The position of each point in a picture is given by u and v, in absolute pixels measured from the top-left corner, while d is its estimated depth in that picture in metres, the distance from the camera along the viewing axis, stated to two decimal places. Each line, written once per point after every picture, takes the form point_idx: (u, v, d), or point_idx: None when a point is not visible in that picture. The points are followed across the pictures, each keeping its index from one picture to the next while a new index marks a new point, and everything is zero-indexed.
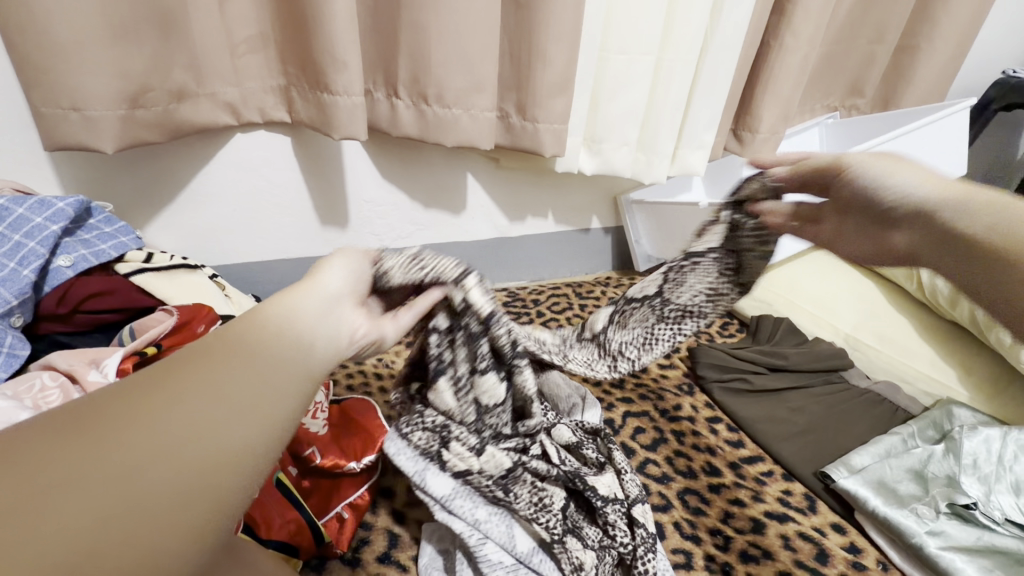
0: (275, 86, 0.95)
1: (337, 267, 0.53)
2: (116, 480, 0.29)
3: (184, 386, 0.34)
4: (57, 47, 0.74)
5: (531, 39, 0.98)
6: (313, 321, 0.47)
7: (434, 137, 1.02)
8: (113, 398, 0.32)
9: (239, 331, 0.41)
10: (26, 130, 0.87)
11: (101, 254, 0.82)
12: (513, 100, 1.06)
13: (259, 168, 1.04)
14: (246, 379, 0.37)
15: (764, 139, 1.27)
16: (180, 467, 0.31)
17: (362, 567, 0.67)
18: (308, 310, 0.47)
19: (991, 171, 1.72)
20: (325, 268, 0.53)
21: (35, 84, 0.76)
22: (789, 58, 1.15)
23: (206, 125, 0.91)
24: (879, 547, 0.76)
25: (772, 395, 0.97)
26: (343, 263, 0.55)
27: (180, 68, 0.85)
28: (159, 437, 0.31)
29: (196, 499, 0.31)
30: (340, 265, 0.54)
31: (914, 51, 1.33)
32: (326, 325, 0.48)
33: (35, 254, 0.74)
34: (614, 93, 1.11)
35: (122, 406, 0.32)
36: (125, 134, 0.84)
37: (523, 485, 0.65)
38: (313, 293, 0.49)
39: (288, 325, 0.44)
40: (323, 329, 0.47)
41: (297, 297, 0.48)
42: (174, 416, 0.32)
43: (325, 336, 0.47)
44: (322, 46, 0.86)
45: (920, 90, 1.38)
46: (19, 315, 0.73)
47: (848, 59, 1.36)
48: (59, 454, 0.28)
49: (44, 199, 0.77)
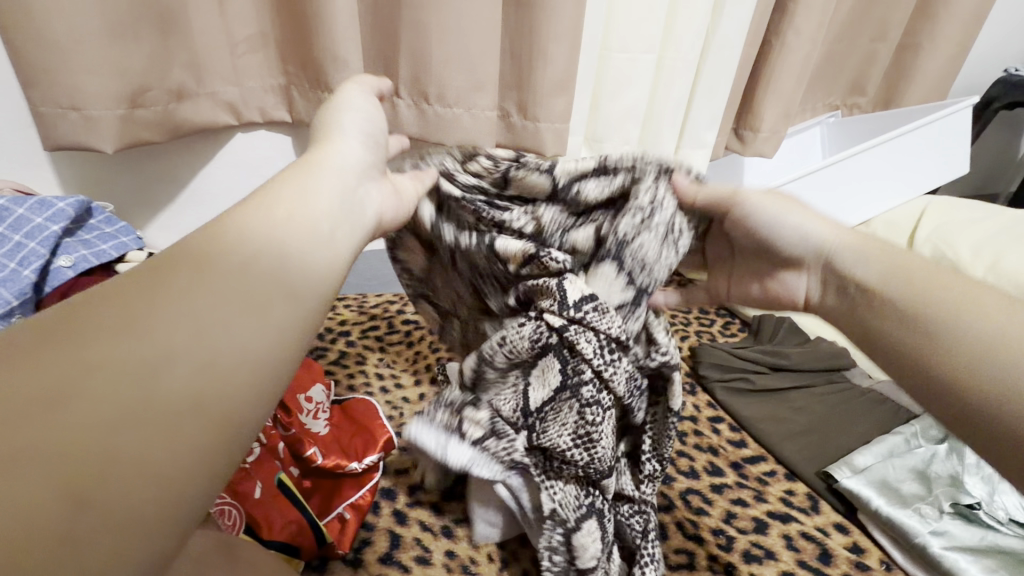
0: (275, 85, 0.95)
1: (342, 126, 0.51)
2: (90, 426, 0.28)
3: (165, 307, 0.33)
4: (57, 47, 0.74)
5: (531, 37, 0.97)
6: (318, 202, 0.43)
7: (435, 136, 1.02)
8: (92, 314, 0.31)
9: (234, 233, 0.38)
10: (26, 130, 0.86)
11: (102, 255, 0.81)
12: (514, 99, 1.05)
13: (259, 167, 1.04)
14: (229, 290, 0.35)
15: (765, 138, 1.27)
16: (128, 407, 0.29)
17: (364, 568, 0.67)
18: (328, 177, 0.46)
19: (994, 169, 1.72)
20: (340, 128, 0.52)
21: (34, 84, 0.76)
22: (790, 57, 1.15)
23: (206, 125, 0.90)
24: (882, 547, 0.75)
25: (775, 395, 0.97)
26: (347, 111, 0.53)
27: (180, 67, 0.85)
28: (129, 352, 0.31)
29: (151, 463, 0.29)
30: (349, 133, 0.51)
31: (915, 50, 1.32)
32: (345, 198, 0.47)
33: (35, 254, 0.74)
34: (615, 92, 1.11)
35: (98, 331, 0.31)
36: (125, 134, 0.84)
37: (568, 411, 0.61)
38: (324, 158, 0.48)
39: (277, 223, 0.40)
40: (321, 194, 0.45)
41: (309, 173, 0.46)
42: (137, 343, 0.31)
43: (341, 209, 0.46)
44: (322, 45, 0.85)
45: (922, 89, 1.38)
46: (20, 315, 0.73)
47: (850, 58, 1.35)
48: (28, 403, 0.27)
49: (44, 200, 0.77)
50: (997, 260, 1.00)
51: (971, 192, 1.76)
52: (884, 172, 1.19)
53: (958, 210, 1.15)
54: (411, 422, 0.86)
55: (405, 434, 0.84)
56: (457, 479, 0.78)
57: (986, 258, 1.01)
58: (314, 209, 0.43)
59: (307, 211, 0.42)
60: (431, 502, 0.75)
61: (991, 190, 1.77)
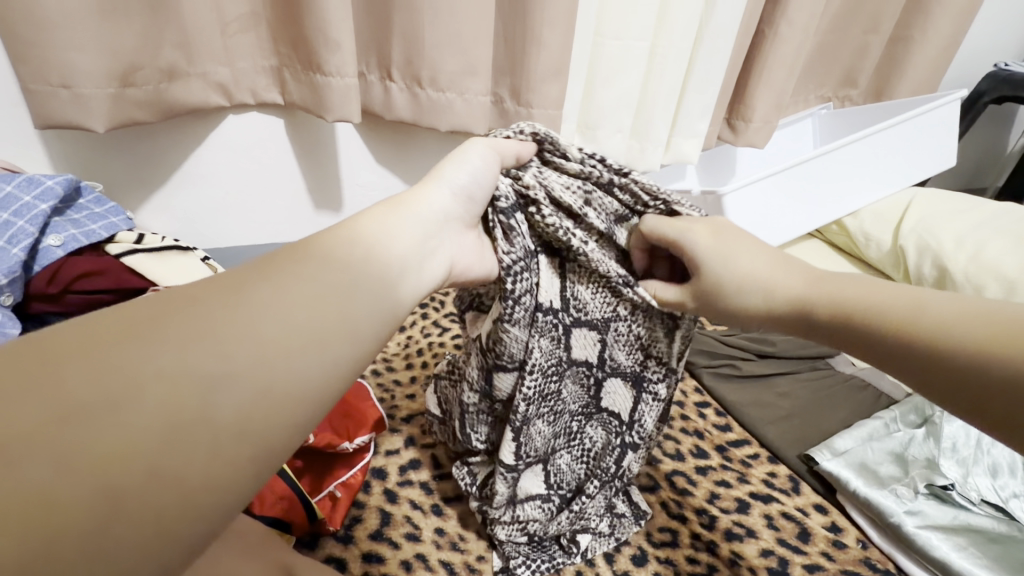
0: (267, 67, 0.94)
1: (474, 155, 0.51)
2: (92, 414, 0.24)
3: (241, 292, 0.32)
4: (46, 23, 0.73)
5: (525, 22, 0.97)
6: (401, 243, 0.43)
7: (428, 121, 1.02)
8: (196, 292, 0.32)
9: None
10: (14, 108, 0.85)
11: (92, 234, 0.81)
12: (507, 85, 1.06)
13: (250, 150, 1.03)
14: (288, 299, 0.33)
15: (757, 128, 1.28)
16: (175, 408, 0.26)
17: (354, 544, 0.68)
18: (433, 198, 0.48)
19: (981, 164, 1.74)
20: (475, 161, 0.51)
21: (24, 61, 0.75)
22: (783, 47, 1.15)
23: (197, 106, 0.90)
24: (859, 526, 0.77)
25: (760, 381, 0.99)
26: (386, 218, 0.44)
27: (171, 46, 0.84)
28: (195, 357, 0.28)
29: (174, 458, 0.26)
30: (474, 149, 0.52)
31: (906, 42, 1.33)
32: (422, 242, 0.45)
33: (24, 232, 0.73)
34: (608, 78, 1.11)
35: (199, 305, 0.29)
36: (117, 114, 0.83)
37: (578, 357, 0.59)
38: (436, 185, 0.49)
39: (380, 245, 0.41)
40: (408, 224, 0.45)
41: (400, 206, 0.46)
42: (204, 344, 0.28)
43: (404, 208, 0.46)
44: (314, 26, 0.85)
45: (911, 82, 1.39)
46: (9, 294, 0.72)
47: (842, 49, 1.36)
48: (112, 377, 0.26)
49: (32, 178, 0.77)
50: (978, 250, 1.03)
51: (959, 187, 1.78)
52: (871, 162, 1.20)
53: (943, 201, 1.17)
54: (402, 405, 0.87)
55: (396, 417, 0.86)
56: (446, 460, 0.79)
57: (967, 248, 1.04)
58: (388, 250, 0.41)
59: (390, 238, 0.42)
60: (421, 482, 0.76)
61: (978, 185, 1.80)
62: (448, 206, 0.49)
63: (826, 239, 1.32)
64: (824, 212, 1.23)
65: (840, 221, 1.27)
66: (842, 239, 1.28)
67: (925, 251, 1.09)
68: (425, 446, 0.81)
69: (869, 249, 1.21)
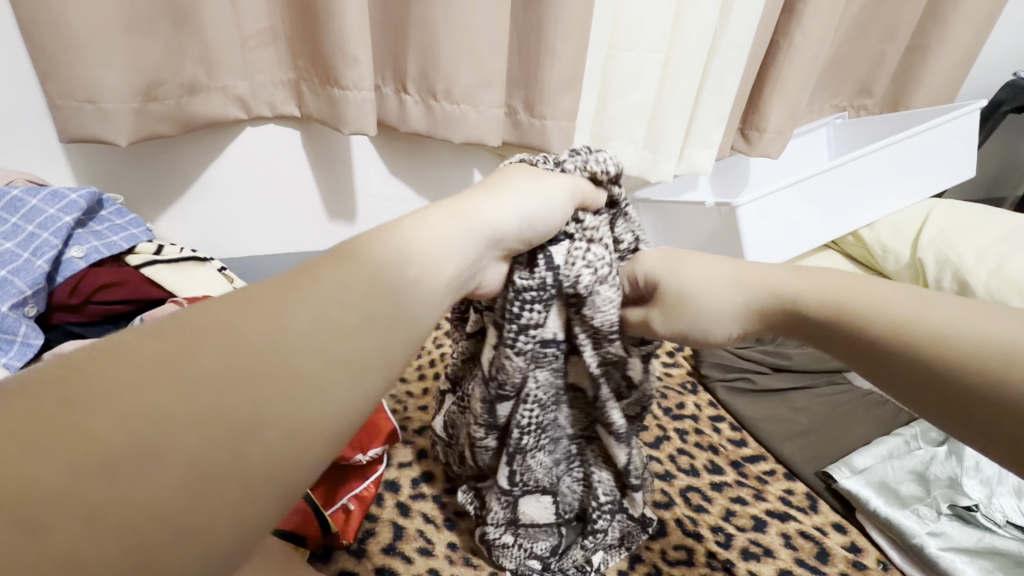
0: (286, 80, 0.96)
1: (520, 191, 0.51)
2: None
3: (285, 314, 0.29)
4: (74, 40, 0.75)
5: (539, 35, 0.98)
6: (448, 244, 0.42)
7: (442, 133, 1.02)
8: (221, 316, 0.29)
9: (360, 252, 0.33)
10: (41, 122, 0.87)
11: (113, 246, 0.82)
12: (521, 97, 1.06)
13: (267, 162, 1.05)
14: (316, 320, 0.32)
15: (771, 139, 1.27)
16: None
17: (368, 558, 0.68)
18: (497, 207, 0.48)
19: (1000, 174, 1.71)
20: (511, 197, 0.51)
21: (51, 77, 0.77)
22: (798, 58, 1.15)
23: (217, 119, 0.91)
24: (879, 546, 0.76)
25: (775, 395, 0.98)
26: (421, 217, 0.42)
27: (193, 61, 0.85)
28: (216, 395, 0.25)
29: None
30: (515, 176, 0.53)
31: (923, 52, 1.32)
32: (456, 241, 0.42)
33: (48, 244, 0.75)
34: (622, 90, 1.11)
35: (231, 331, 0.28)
36: (139, 128, 0.85)
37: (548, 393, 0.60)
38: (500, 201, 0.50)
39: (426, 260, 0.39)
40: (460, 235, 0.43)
41: (456, 215, 0.44)
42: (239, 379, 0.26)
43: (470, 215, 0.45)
44: (331, 41, 0.86)
45: (928, 92, 1.38)
46: (32, 305, 0.74)
47: (857, 59, 1.35)
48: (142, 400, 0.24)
49: (56, 191, 0.78)
50: (1000, 263, 1.01)
51: (976, 197, 1.76)
52: (888, 173, 1.18)
53: (963, 213, 1.16)
54: (414, 417, 0.87)
55: (408, 429, 0.86)
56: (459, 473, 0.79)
57: (988, 261, 1.03)
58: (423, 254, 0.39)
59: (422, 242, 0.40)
60: (434, 496, 0.76)
61: (996, 195, 1.77)
62: (513, 227, 0.48)
63: (842, 251, 1.31)
64: (839, 224, 1.22)
65: (856, 233, 1.26)
66: (858, 251, 1.26)
67: (944, 264, 1.08)
68: (437, 459, 0.81)
69: (888, 261, 1.19)
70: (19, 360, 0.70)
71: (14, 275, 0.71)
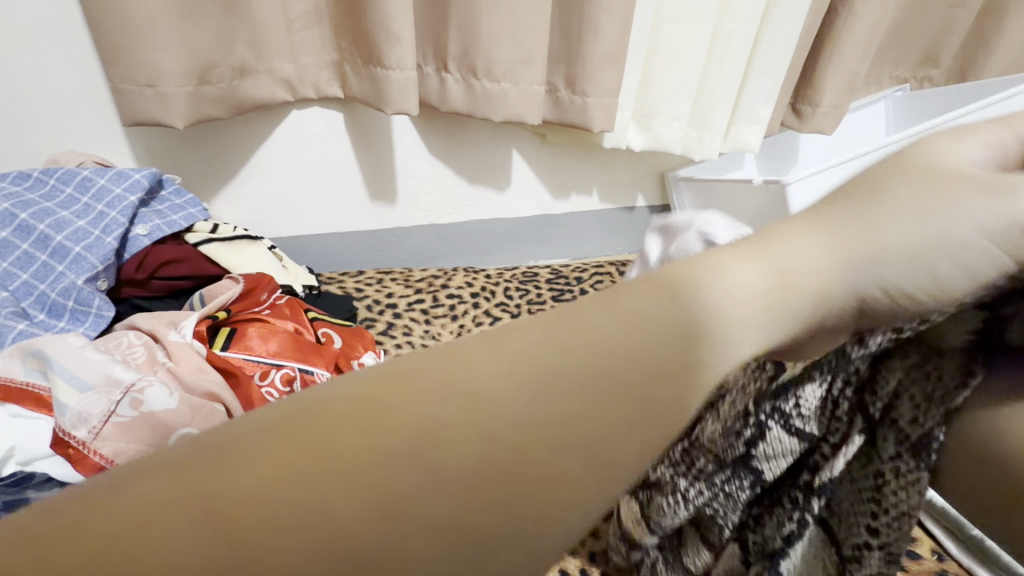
0: (329, 61, 0.97)
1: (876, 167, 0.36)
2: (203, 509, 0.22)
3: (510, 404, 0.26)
4: (134, 26, 0.78)
5: (583, 10, 0.95)
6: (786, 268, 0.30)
7: (482, 111, 1.02)
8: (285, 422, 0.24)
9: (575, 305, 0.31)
10: (103, 105, 0.92)
11: (173, 225, 0.86)
12: (562, 74, 1.04)
13: (313, 143, 1.07)
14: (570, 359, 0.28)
15: (826, 114, 1.21)
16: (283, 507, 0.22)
17: None
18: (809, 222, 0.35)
19: None
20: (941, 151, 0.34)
21: (115, 62, 0.81)
22: (859, 25, 1.08)
23: (265, 101, 0.94)
24: (935, 537, 0.73)
25: None
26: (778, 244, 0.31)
27: (242, 43, 0.87)
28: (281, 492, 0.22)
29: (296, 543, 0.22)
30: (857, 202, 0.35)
31: (999, 16, 1.22)
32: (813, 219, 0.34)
33: (116, 223, 0.79)
34: (667, 64, 1.07)
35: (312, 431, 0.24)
36: (193, 110, 0.87)
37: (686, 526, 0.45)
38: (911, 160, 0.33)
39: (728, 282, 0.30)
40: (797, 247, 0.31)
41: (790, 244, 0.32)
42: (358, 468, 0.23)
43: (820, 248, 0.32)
44: (375, 20, 0.86)
45: (1000, 58, 1.28)
46: (104, 279, 0.79)
47: (924, 25, 1.26)
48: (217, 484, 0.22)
49: (121, 171, 0.81)
50: None
51: None
52: None
53: None
54: None
55: None
56: None
57: None
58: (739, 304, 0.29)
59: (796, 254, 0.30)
60: None
61: None
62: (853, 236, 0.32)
63: None
64: None
65: None
66: None
67: None
68: None
69: None
70: (94, 330, 0.76)
71: (87, 251, 0.77)
